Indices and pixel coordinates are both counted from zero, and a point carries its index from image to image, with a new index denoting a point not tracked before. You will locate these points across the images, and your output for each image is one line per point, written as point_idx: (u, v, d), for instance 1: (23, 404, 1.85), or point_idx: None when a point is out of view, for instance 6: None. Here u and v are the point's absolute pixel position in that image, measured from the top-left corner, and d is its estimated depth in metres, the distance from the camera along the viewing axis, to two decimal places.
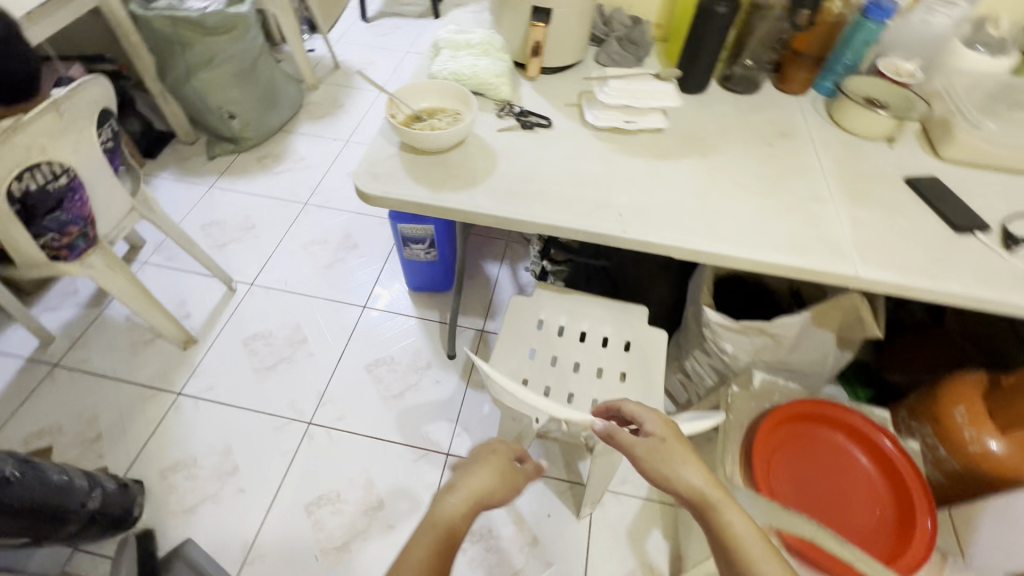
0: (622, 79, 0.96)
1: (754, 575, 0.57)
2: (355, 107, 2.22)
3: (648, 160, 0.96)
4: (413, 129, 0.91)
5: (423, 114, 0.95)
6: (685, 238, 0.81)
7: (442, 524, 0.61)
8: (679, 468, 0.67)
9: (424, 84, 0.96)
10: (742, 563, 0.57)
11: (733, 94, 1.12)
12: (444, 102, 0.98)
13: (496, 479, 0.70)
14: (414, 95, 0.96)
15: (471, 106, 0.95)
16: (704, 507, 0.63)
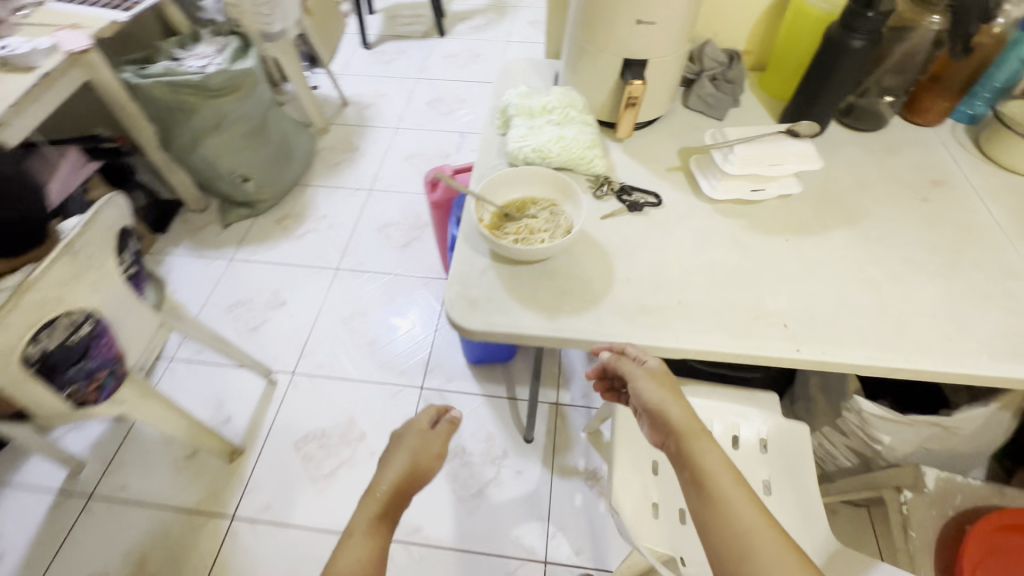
0: (749, 142, 0.79)
1: (722, 511, 0.52)
2: (372, 149, 2.04)
3: (789, 239, 0.79)
4: (506, 235, 0.74)
5: (511, 210, 0.78)
6: (877, 352, 0.65)
7: (366, 527, 0.56)
8: (669, 397, 0.61)
9: (508, 171, 0.79)
10: (712, 498, 0.53)
11: (858, 133, 0.94)
12: (532, 189, 0.81)
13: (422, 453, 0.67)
14: (497, 186, 0.79)
15: (569, 195, 0.78)
16: (682, 437, 0.58)
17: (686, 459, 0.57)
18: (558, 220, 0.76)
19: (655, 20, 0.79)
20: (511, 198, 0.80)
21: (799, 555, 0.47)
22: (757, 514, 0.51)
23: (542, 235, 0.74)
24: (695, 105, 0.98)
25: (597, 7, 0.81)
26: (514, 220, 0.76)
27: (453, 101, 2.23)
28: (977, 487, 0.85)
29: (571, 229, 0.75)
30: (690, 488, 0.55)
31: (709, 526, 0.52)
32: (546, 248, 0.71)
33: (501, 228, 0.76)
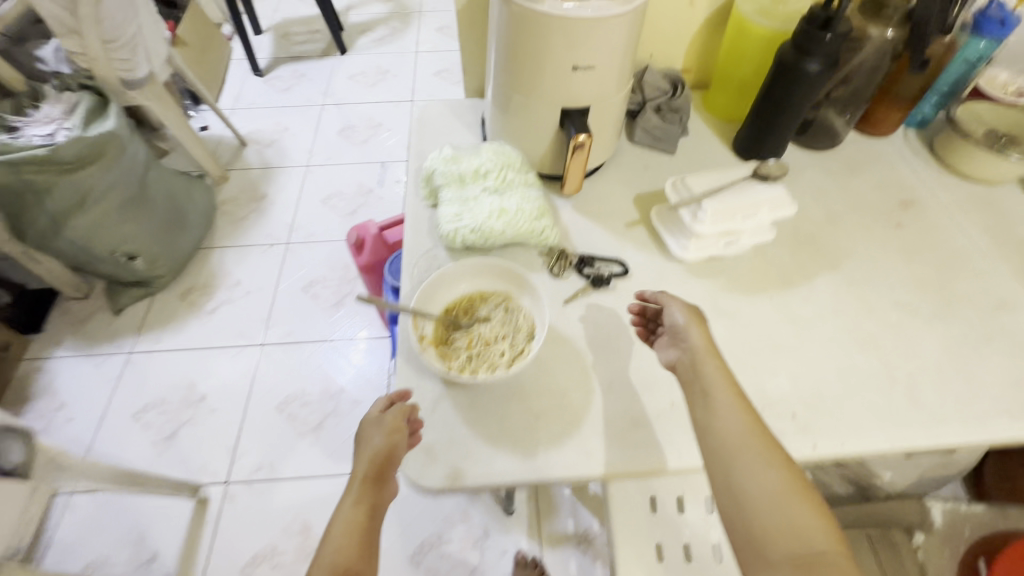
0: (717, 194, 0.69)
1: (722, 424, 0.51)
2: (283, 194, 1.81)
3: (773, 296, 0.70)
4: (456, 356, 0.62)
5: (457, 316, 0.65)
6: (896, 432, 0.58)
7: (338, 534, 0.48)
8: (696, 325, 0.58)
9: (446, 268, 0.65)
10: (714, 413, 0.52)
11: (815, 153, 0.88)
12: (478, 280, 0.68)
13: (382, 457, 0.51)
14: (436, 287, 0.65)
15: (524, 289, 0.66)
16: (696, 357, 0.56)
17: (694, 375, 0.55)
18: (516, 320, 0.65)
19: (593, 65, 0.67)
20: (456, 297, 0.67)
21: (788, 467, 0.48)
22: (752, 426, 0.51)
23: (501, 345, 0.62)
24: (642, 140, 0.88)
25: (522, 52, 0.67)
26: (465, 328, 0.64)
27: (366, 127, 2.03)
28: (982, 513, 0.82)
29: (535, 332, 0.63)
30: (694, 397, 0.54)
31: (705, 432, 0.52)
32: (510, 368, 0.59)
33: (451, 341, 0.63)
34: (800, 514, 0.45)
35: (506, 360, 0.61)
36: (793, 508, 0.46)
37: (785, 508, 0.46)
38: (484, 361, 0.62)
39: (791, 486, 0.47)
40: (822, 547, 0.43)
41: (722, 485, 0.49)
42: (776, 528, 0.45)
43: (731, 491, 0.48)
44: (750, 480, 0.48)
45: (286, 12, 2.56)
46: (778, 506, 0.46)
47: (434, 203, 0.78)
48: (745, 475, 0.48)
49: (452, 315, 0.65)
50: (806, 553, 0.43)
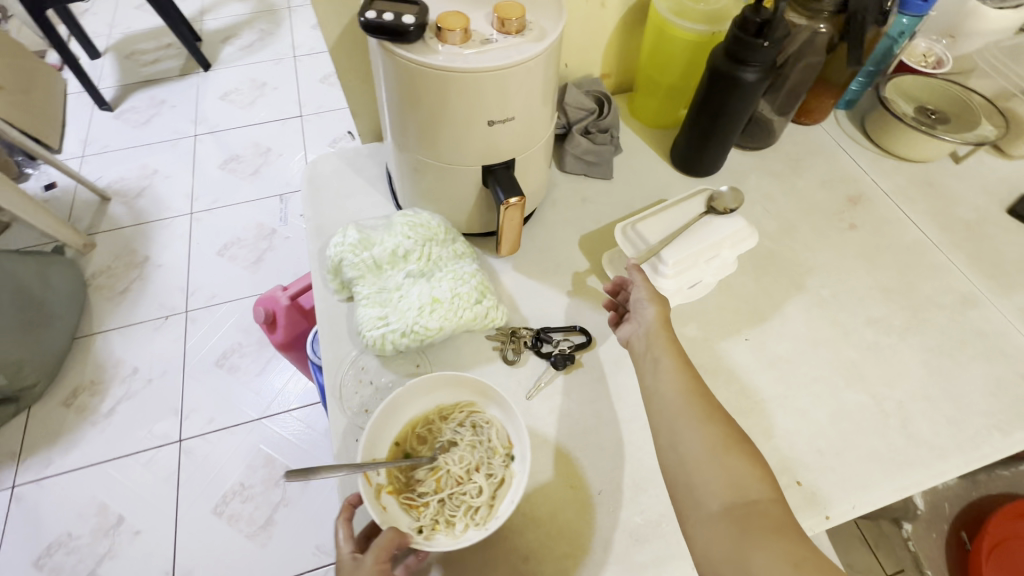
0: (672, 240, 0.61)
1: (659, 385, 0.47)
2: (168, 252, 1.55)
3: (749, 336, 0.64)
4: (425, 504, 0.51)
5: (419, 448, 0.54)
6: (903, 478, 0.54)
7: None
8: (654, 302, 0.53)
9: (392, 396, 0.53)
10: (655, 376, 0.48)
11: (755, 153, 0.81)
12: (431, 395, 0.56)
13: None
14: (385, 420, 0.53)
15: (493, 400, 0.54)
16: (647, 329, 0.52)
17: (646, 345, 0.51)
18: (488, 439, 0.54)
19: (511, 114, 0.55)
20: (409, 420, 0.55)
21: (728, 423, 0.43)
22: (693, 385, 0.46)
23: (475, 480, 0.52)
24: (575, 168, 0.77)
25: (423, 108, 0.54)
26: (427, 463, 0.53)
27: (253, 155, 1.77)
28: (952, 488, 0.86)
29: (512, 452, 0.52)
30: (643, 365, 0.50)
31: (651, 395, 0.47)
32: (492, 516, 0.49)
33: (416, 483, 0.52)
34: (737, 468, 0.40)
35: (486, 498, 0.51)
36: (730, 463, 0.41)
37: (721, 462, 0.41)
38: (460, 502, 0.51)
39: (730, 440, 0.42)
40: (758, 499, 0.39)
41: (664, 444, 0.44)
42: (713, 482, 0.40)
43: (672, 450, 0.43)
44: (687, 440, 0.43)
45: (124, 26, 2.16)
46: (715, 461, 0.41)
47: (348, 296, 0.64)
48: (684, 432, 0.43)
49: (408, 448, 0.54)
50: (741, 503, 0.39)
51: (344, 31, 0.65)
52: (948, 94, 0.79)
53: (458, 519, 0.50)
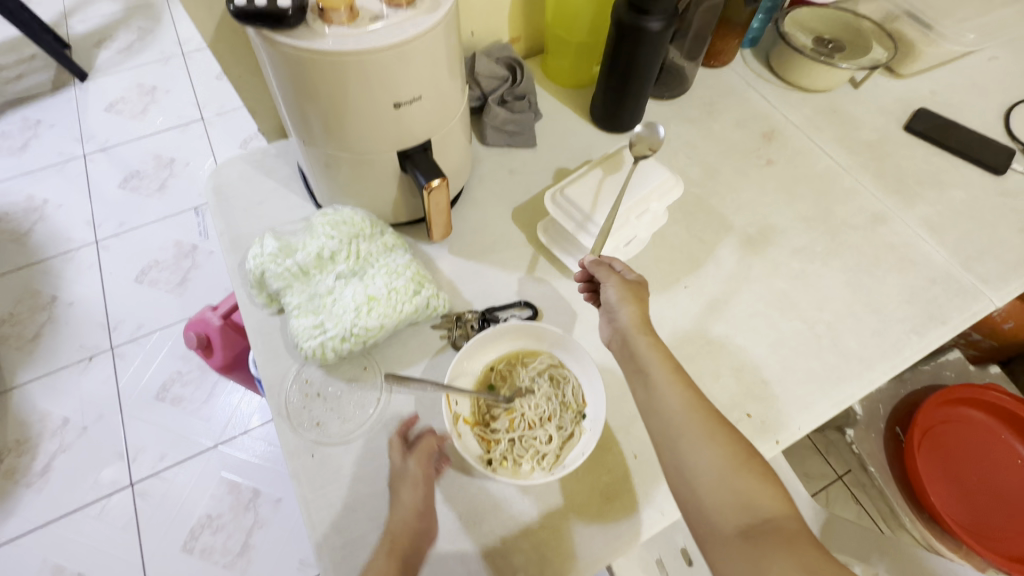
0: (602, 200, 0.61)
1: (659, 402, 0.44)
2: (78, 287, 1.41)
3: (688, 284, 0.66)
4: (496, 440, 0.53)
5: (497, 389, 0.56)
6: (840, 392, 0.58)
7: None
8: (630, 303, 0.50)
9: (478, 336, 0.55)
10: (651, 390, 0.45)
11: (671, 101, 0.82)
12: (514, 340, 0.58)
13: (418, 508, 0.49)
14: (464, 359, 0.55)
15: (569, 352, 0.56)
16: (626, 337, 0.48)
17: (629, 355, 0.48)
18: (563, 394, 0.55)
19: (417, 94, 0.52)
20: (494, 359, 0.58)
21: (732, 438, 0.42)
22: (692, 399, 0.44)
23: (547, 428, 0.54)
24: (497, 140, 0.75)
25: (322, 98, 0.51)
26: (504, 402, 0.55)
27: (156, 169, 1.63)
28: (885, 389, 0.91)
29: (585, 410, 0.54)
30: (633, 378, 0.47)
31: (646, 412, 0.45)
32: (559, 463, 0.51)
33: (492, 419, 0.55)
34: (748, 487, 0.40)
35: (555, 446, 0.53)
36: (740, 482, 0.40)
37: (732, 483, 0.40)
38: (528, 445, 0.53)
39: (737, 457, 0.41)
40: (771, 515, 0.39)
41: (668, 465, 0.43)
42: (725, 504, 0.39)
43: (678, 471, 0.42)
44: (694, 460, 0.41)
45: None
46: (725, 483, 0.40)
47: (279, 308, 0.60)
48: (689, 455, 0.41)
49: (487, 386, 0.56)
50: (757, 523, 0.38)
51: (221, 23, 0.59)
52: (841, 21, 0.82)
53: (525, 461, 0.52)
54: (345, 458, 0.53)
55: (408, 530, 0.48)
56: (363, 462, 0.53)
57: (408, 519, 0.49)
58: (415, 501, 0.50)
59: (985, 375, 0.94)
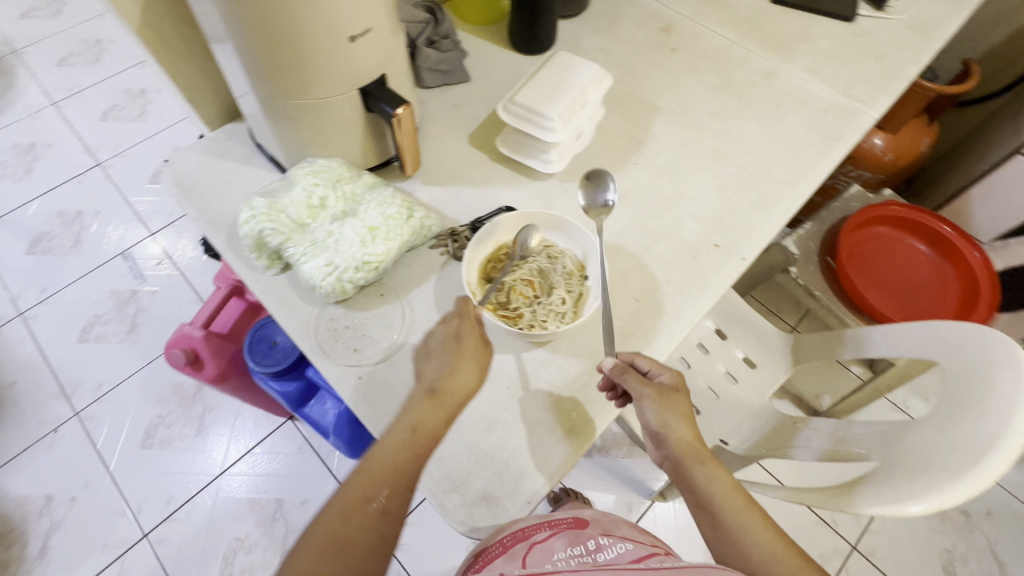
0: (548, 98, 0.68)
1: (737, 538, 0.51)
2: (16, 364, 1.31)
3: (638, 160, 0.75)
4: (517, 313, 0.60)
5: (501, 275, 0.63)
6: (780, 210, 0.70)
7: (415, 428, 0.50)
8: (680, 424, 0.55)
9: (478, 235, 0.61)
10: (728, 530, 0.51)
11: (576, 17, 0.90)
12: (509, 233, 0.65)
13: (476, 370, 0.54)
14: (471, 256, 0.61)
15: (558, 228, 0.64)
16: (684, 465, 0.54)
17: (688, 483, 0.54)
18: (563, 264, 0.63)
19: (366, 26, 0.57)
20: (490, 253, 0.64)
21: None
22: (772, 542, 0.51)
23: (559, 292, 0.61)
24: (434, 80, 0.80)
25: (279, 46, 0.54)
26: (513, 283, 0.62)
27: (64, 226, 1.51)
28: (810, 229, 1.06)
29: (586, 272, 0.62)
30: (703, 516, 0.53)
31: (724, 554, 0.51)
32: (581, 314, 0.59)
33: (508, 301, 0.61)
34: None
35: (570, 305, 0.61)
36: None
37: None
38: (548, 310, 0.60)
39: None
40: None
41: None
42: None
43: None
44: None
45: None
46: None
47: (281, 266, 0.63)
48: None
49: (491, 278, 0.63)
50: None
51: (145, 7, 0.60)
52: None
53: (550, 323, 0.59)
54: (390, 371, 0.58)
55: (463, 394, 0.52)
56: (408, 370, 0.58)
57: (466, 382, 0.52)
58: (474, 368, 0.53)
59: (881, 196, 1.11)
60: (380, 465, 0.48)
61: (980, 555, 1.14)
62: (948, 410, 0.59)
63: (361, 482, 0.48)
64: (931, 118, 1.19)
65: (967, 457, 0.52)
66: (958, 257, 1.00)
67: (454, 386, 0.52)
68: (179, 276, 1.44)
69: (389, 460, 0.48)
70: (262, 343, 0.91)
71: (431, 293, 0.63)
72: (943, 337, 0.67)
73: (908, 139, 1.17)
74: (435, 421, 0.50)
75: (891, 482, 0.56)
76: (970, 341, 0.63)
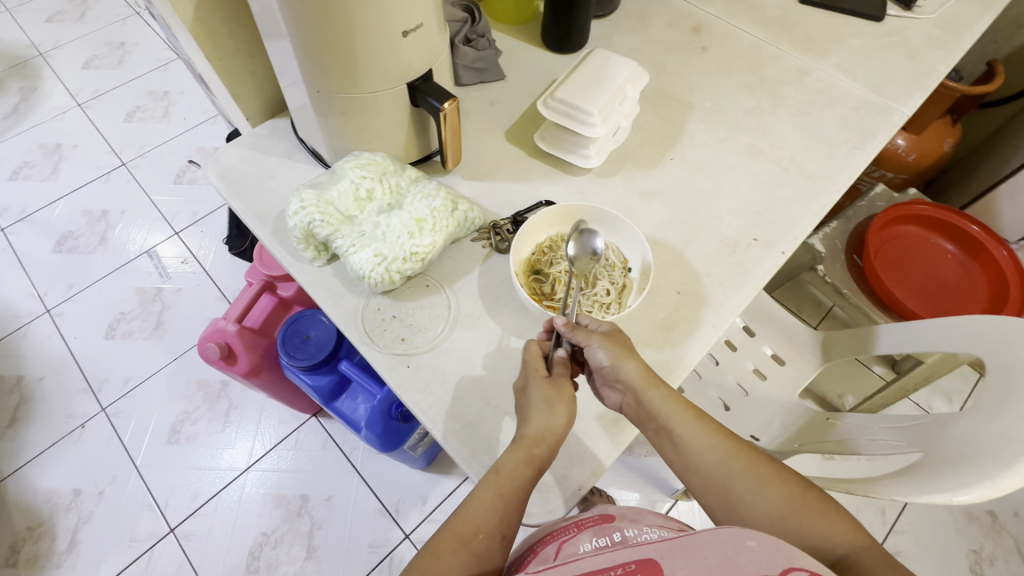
0: (589, 94, 0.69)
1: (696, 454, 0.53)
2: (44, 360, 1.33)
3: (675, 156, 0.76)
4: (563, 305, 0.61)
5: (543, 265, 0.64)
6: (817, 205, 0.71)
7: (509, 470, 0.49)
8: (627, 356, 0.54)
9: (521, 232, 0.63)
10: (684, 447, 0.53)
11: (608, 17, 0.91)
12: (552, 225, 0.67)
13: (562, 414, 0.52)
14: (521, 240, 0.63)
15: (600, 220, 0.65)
16: (640, 393, 0.53)
17: (646, 411, 0.53)
18: (607, 257, 0.64)
19: (418, 21, 0.58)
20: (533, 248, 0.66)
21: (780, 476, 0.51)
22: (727, 446, 0.53)
23: (603, 283, 0.63)
24: (470, 78, 0.82)
25: (336, 38, 0.55)
26: (559, 275, 0.63)
27: (89, 225, 1.53)
28: (836, 227, 1.07)
29: (629, 264, 0.64)
30: (658, 437, 0.54)
31: (688, 471, 0.53)
32: (626, 304, 0.61)
33: (553, 294, 0.63)
34: (807, 522, 0.48)
35: (614, 296, 0.62)
36: (796, 517, 0.49)
37: (790, 523, 0.49)
38: (593, 301, 0.62)
39: (787, 495, 0.50)
40: (850, 551, 0.47)
41: (723, 514, 0.51)
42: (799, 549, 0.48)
43: (733, 515, 0.51)
44: (752, 505, 0.50)
45: None
46: (787, 522, 0.49)
47: (328, 257, 0.64)
48: (748, 506, 0.50)
49: (535, 271, 0.64)
50: (839, 556, 0.47)
51: (200, 4, 0.61)
52: None
53: (596, 313, 0.61)
54: (438, 360, 0.59)
55: (553, 439, 0.51)
56: (455, 360, 0.59)
57: (555, 429, 0.51)
58: (565, 413, 0.52)
59: (906, 196, 1.12)
60: (479, 508, 0.49)
61: (1007, 557, 1.14)
62: (990, 400, 0.60)
63: (450, 547, 0.47)
64: (955, 119, 1.19)
65: (1017, 446, 0.52)
66: (985, 255, 1.01)
67: (539, 428, 0.51)
68: (203, 274, 1.46)
69: (484, 500, 0.49)
70: (295, 337, 0.92)
71: (475, 284, 0.63)
72: (983, 329, 0.67)
73: (931, 139, 1.17)
74: (527, 469, 0.49)
75: (928, 473, 0.57)
76: (1013, 334, 0.63)
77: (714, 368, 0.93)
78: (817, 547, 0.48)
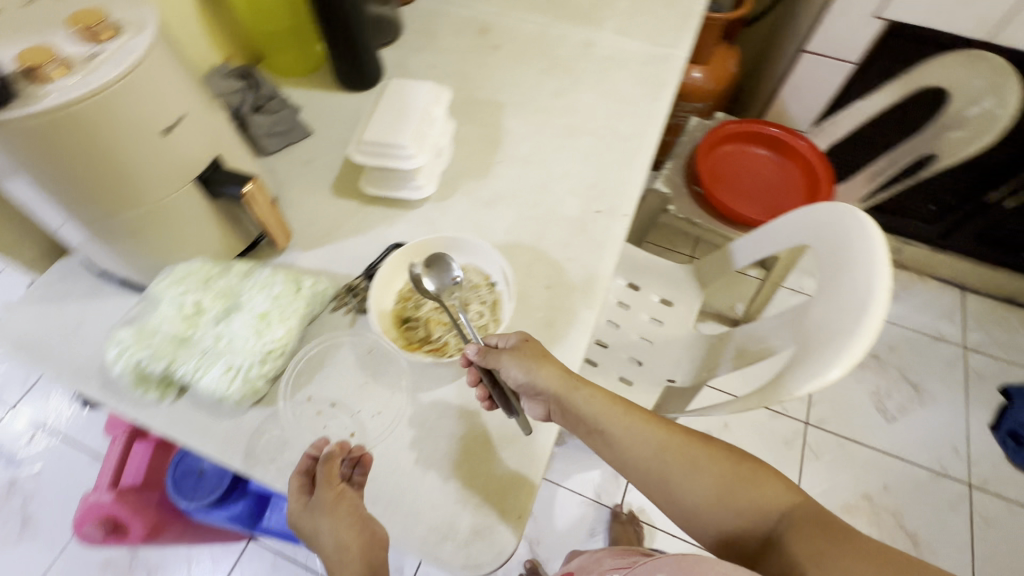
0: (394, 128, 0.68)
1: (632, 449, 0.55)
2: None
3: (503, 158, 0.77)
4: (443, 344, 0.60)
5: (411, 309, 0.62)
6: (640, 160, 0.75)
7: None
8: (540, 364, 0.54)
9: (378, 283, 0.61)
10: (620, 445, 0.55)
11: (395, 43, 0.90)
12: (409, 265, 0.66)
13: (346, 519, 0.48)
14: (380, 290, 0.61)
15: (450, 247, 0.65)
16: (560, 397, 0.54)
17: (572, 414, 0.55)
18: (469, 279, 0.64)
19: (178, 113, 0.52)
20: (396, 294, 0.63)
21: (715, 455, 0.54)
22: (663, 435, 0.55)
23: (474, 307, 0.63)
24: (276, 145, 0.77)
25: (86, 161, 0.48)
26: (430, 314, 0.62)
27: None
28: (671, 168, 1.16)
29: (491, 279, 0.64)
30: (595, 440, 0.56)
31: (628, 466, 0.55)
32: (501, 319, 0.61)
33: (429, 334, 0.61)
34: (739, 498, 0.51)
35: (488, 316, 0.62)
36: (729, 494, 0.52)
37: (721, 497, 0.52)
38: (470, 328, 0.62)
39: (719, 472, 0.53)
40: (780, 517, 0.50)
41: (666, 502, 0.54)
42: (729, 517, 0.51)
43: (673, 503, 0.53)
44: (688, 488, 0.53)
45: None
46: (720, 499, 0.52)
47: (177, 390, 0.57)
48: (684, 490, 0.53)
49: (404, 318, 0.62)
50: (771, 523, 0.50)
51: None
52: None
53: (477, 339, 0.61)
54: None
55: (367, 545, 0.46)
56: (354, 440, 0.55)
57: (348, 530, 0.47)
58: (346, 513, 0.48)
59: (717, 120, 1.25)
60: None
61: (899, 386, 1.32)
62: (828, 279, 0.68)
63: None
64: (730, 43, 1.34)
65: (855, 314, 0.59)
66: (791, 150, 1.15)
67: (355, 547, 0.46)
68: (61, 443, 1.24)
69: None
70: (188, 476, 0.83)
71: (350, 354, 0.60)
72: (805, 219, 0.76)
73: (719, 65, 1.31)
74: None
75: (805, 365, 0.63)
76: (826, 219, 0.72)
77: (616, 332, 0.97)
78: (751, 516, 0.51)
